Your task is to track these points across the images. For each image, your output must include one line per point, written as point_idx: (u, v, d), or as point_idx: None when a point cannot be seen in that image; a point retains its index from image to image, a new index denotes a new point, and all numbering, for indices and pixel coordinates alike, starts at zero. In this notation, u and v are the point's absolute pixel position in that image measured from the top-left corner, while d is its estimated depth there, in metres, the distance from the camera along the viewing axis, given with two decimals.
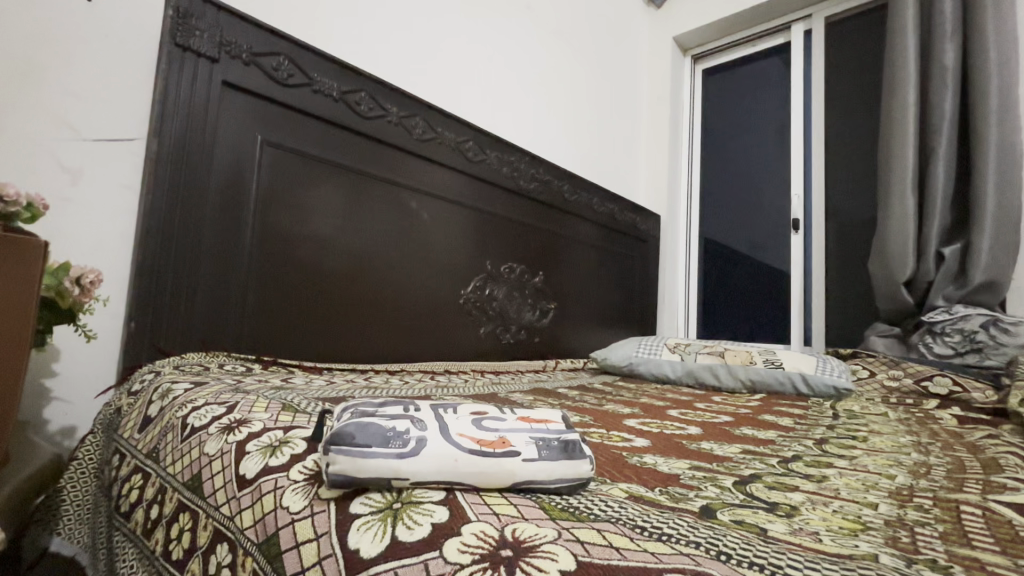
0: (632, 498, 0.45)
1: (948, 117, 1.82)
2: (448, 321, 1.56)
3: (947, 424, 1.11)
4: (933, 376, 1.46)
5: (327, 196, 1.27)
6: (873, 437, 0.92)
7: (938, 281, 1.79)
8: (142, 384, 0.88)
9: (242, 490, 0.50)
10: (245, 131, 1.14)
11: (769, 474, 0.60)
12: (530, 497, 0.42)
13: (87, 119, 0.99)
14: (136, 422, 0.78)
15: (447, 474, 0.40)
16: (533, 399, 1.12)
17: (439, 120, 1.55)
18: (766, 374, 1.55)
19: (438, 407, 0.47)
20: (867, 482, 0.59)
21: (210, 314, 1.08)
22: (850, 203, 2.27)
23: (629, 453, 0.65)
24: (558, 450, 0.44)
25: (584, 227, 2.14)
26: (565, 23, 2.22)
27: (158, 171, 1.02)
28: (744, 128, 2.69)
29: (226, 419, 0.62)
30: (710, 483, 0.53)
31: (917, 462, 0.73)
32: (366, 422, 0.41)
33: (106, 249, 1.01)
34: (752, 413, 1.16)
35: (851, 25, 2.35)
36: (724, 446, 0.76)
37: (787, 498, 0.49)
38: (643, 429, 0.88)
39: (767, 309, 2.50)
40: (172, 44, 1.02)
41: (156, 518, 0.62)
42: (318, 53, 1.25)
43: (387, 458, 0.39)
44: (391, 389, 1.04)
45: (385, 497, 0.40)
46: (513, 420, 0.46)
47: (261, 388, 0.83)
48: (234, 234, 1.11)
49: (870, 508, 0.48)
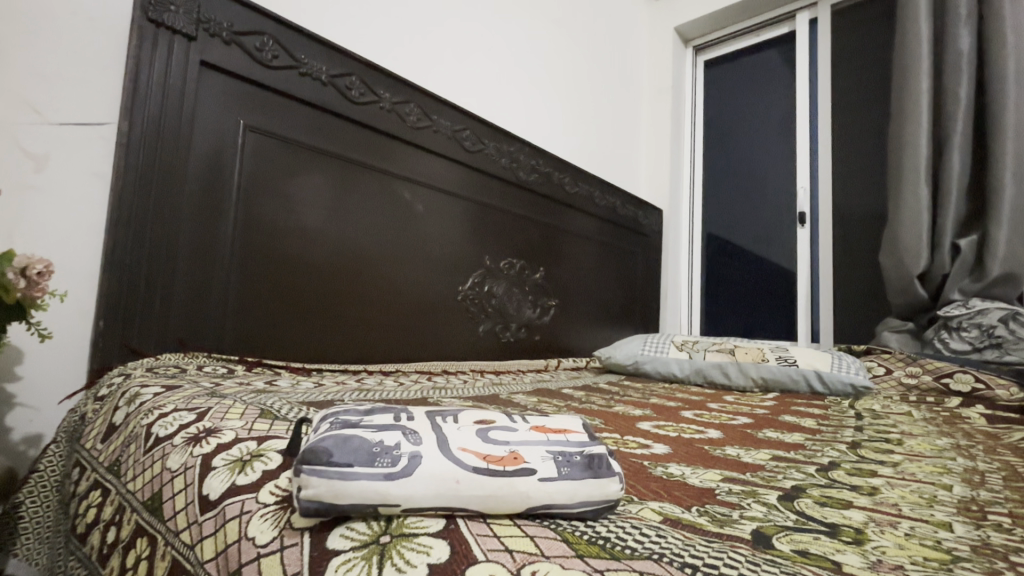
0: (668, 523, 0.37)
1: (963, 103, 1.76)
2: (446, 319, 1.49)
3: (977, 424, 1.04)
4: (953, 373, 1.39)
5: (316, 185, 1.20)
6: (907, 440, 0.85)
7: (954, 273, 1.73)
8: (109, 388, 0.80)
9: (204, 513, 0.42)
10: (226, 114, 1.06)
11: (812, 486, 0.53)
12: (551, 525, 0.34)
13: (53, 100, 0.91)
14: (100, 431, 0.71)
15: (448, 499, 0.33)
16: (537, 401, 1.05)
17: (436, 108, 1.48)
18: (778, 372, 1.48)
19: (435, 415, 0.40)
20: (924, 495, 0.52)
21: (188, 310, 1.00)
22: (859, 195, 2.20)
23: (653, 463, 0.57)
24: (581, 467, 0.36)
25: (585, 220, 2.07)
26: (564, 11, 2.15)
27: (130, 156, 0.94)
28: (747, 119, 2.62)
29: (193, 428, 0.54)
30: (752, 499, 0.46)
31: (967, 468, 0.66)
32: (347, 435, 0.34)
33: (75, 242, 0.94)
34: (770, 413, 1.08)
35: (858, 14, 2.28)
36: (752, 452, 0.68)
37: (847, 518, 0.42)
38: (659, 432, 0.80)
39: (772, 305, 2.44)
40: (144, 19, 0.95)
41: (113, 542, 0.54)
42: (303, 32, 1.17)
43: (373, 479, 0.32)
44: (384, 392, 0.96)
45: (371, 528, 0.33)
46: (525, 431, 0.39)
47: (239, 392, 0.75)
48: (214, 224, 1.04)
49: (946, 529, 0.41)
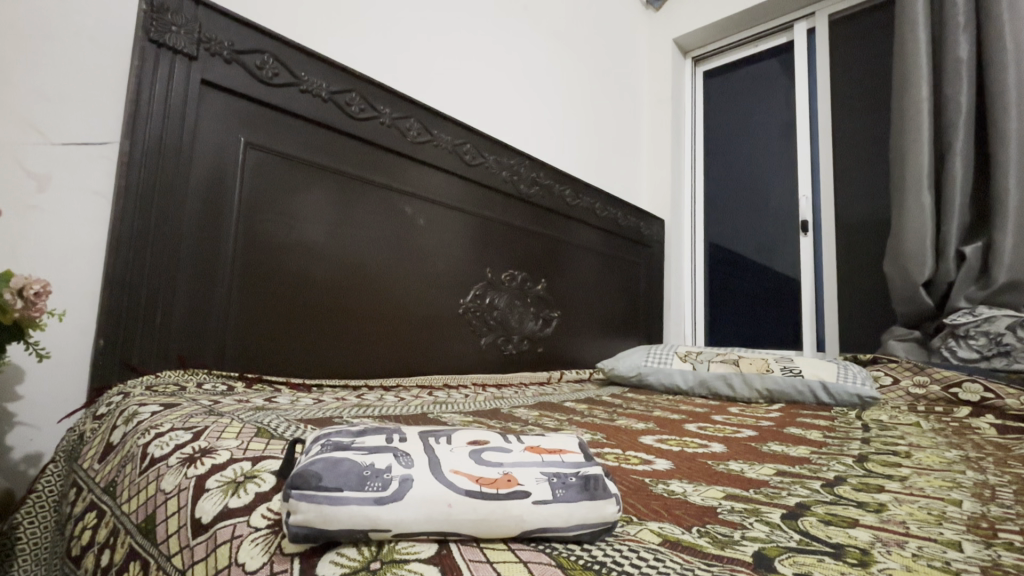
0: (667, 545, 0.36)
1: (964, 110, 1.77)
2: (447, 333, 1.48)
3: (988, 435, 1.02)
4: (962, 383, 1.35)
5: (316, 200, 1.20)
6: (916, 452, 0.83)
7: (959, 280, 1.71)
8: (108, 407, 0.79)
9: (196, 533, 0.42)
10: (226, 132, 1.07)
11: (817, 503, 0.51)
12: (545, 549, 0.33)
13: (54, 121, 0.92)
14: (98, 451, 0.70)
15: (440, 523, 0.32)
16: (539, 415, 1.03)
17: (436, 123, 1.49)
18: (783, 383, 1.46)
19: (429, 436, 0.39)
20: (933, 511, 0.50)
21: (188, 327, 1.00)
22: (861, 203, 2.19)
23: (653, 480, 0.56)
24: (577, 489, 0.35)
25: (586, 231, 2.06)
26: (563, 24, 2.18)
27: (131, 175, 0.94)
28: (748, 129, 2.63)
29: (189, 448, 0.54)
30: (754, 517, 0.45)
31: (977, 482, 0.64)
32: (337, 459, 0.33)
33: (77, 259, 0.94)
34: (774, 426, 1.07)
35: (855, 23, 2.30)
36: (756, 467, 0.67)
37: (853, 539, 0.41)
38: (661, 447, 0.79)
39: (777, 314, 2.42)
40: (146, 40, 0.96)
41: (107, 565, 0.54)
42: (305, 51, 1.19)
43: (363, 504, 0.31)
44: (385, 407, 0.95)
45: (361, 553, 0.32)
46: (520, 451, 0.38)
47: (238, 409, 0.75)
48: (215, 240, 1.04)
49: (955, 549, 0.39)
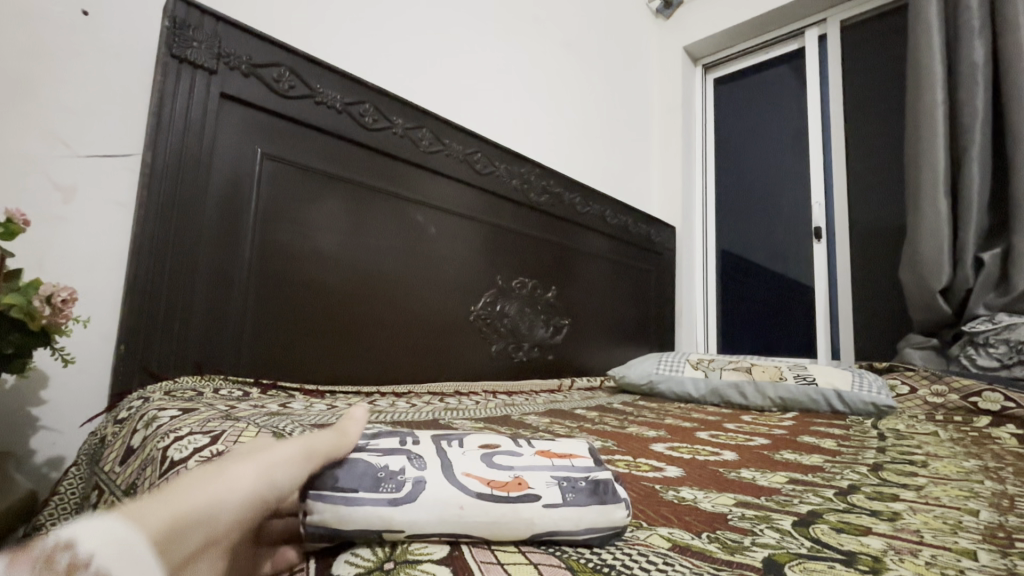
0: (677, 550, 0.37)
1: (980, 115, 1.75)
2: (458, 340, 1.50)
3: (1008, 444, 1.00)
4: (981, 391, 1.33)
5: (330, 209, 1.22)
6: (933, 462, 0.82)
7: (977, 288, 1.68)
8: (129, 412, 0.81)
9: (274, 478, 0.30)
10: (244, 143, 1.09)
11: (829, 511, 0.51)
12: (555, 552, 0.34)
13: (81, 133, 0.96)
14: (118, 454, 0.72)
15: (451, 524, 0.33)
16: (549, 422, 1.03)
17: (447, 133, 1.51)
18: (797, 391, 1.45)
19: (441, 439, 0.40)
20: (948, 521, 0.50)
21: (205, 333, 1.02)
22: (875, 210, 2.17)
23: (664, 486, 0.56)
24: (587, 493, 0.36)
25: (595, 239, 2.07)
26: (574, 35, 2.21)
27: (153, 184, 0.97)
28: (760, 135, 2.62)
29: (208, 452, 0.55)
30: (765, 524, 0.45)
31: (996, 492, 0.63)
32: (354, 459, 0.35)
33: (99, 267, 0.97)
34: (788, 434, 1.05)
35: (868, 29, 2.28)
36: (768, 475, 0.67)
37: (864, 546, 0.41)
38: (672, 454, 0.79)
39: (790, 322, 2.40)
40: (168, 55, 0.99)
41: None
42: (320, 64, 1.22)
43: (377, 504, 0.32)
44: (395, 413, 0.96)
45: (375, 553, 0.33)
46: (530, 455, 0.39)
47: (254, 414, 0.76)
48: (232, 248, 1.06)
49: (970, 558, 0.39)
